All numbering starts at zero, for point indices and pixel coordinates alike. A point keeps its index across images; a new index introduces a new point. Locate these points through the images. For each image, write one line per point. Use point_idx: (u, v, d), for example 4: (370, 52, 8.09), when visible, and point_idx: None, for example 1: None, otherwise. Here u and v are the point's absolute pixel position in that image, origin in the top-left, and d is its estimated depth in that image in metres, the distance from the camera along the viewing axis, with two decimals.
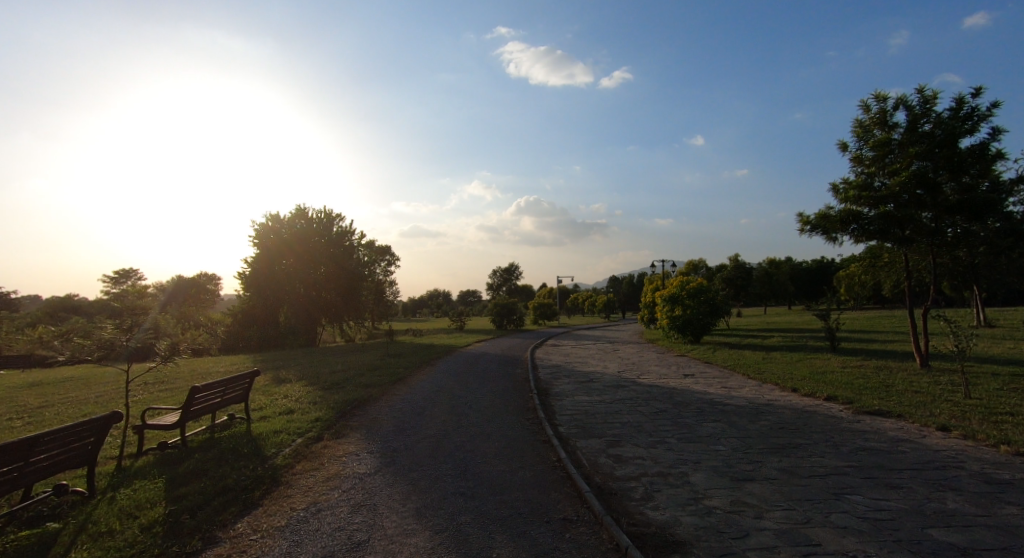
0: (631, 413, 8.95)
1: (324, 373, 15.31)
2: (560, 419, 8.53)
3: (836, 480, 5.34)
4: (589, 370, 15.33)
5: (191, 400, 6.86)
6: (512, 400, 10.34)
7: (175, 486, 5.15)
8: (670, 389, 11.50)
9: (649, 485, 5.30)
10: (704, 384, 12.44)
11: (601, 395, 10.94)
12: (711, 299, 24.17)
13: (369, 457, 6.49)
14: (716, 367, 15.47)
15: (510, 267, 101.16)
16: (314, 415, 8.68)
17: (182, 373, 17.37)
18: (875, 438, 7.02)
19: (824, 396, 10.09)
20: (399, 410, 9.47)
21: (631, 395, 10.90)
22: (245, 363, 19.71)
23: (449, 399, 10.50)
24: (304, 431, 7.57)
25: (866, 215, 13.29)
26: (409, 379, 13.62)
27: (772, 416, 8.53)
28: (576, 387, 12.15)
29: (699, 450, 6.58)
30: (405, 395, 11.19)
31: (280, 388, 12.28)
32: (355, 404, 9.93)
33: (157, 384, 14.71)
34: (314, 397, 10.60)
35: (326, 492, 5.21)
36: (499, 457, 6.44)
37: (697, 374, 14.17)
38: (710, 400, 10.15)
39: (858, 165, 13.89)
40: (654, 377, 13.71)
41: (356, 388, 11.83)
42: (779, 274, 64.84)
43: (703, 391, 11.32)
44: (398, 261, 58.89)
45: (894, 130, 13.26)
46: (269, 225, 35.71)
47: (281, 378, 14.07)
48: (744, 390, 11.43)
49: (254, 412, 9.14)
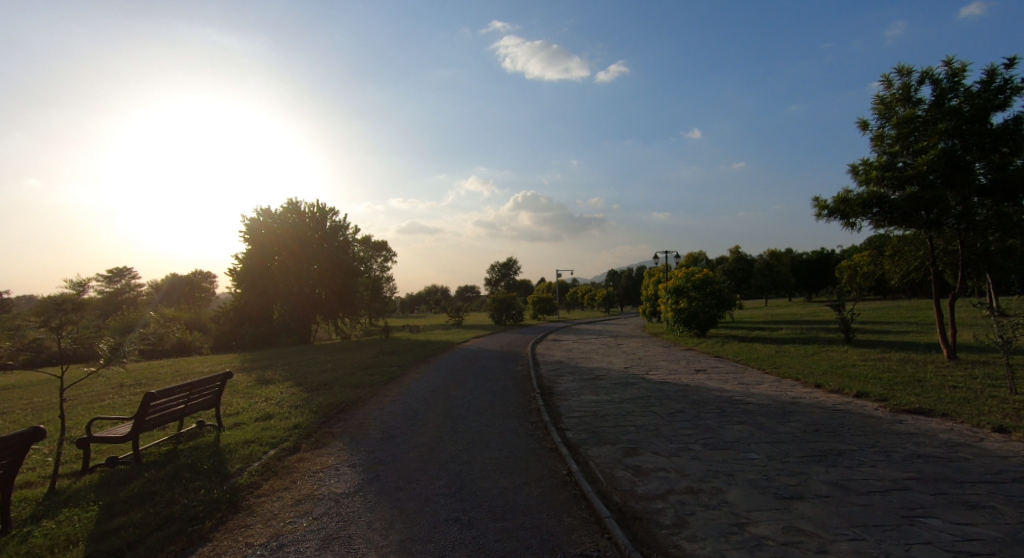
0: (645, 414, 8.08)
1: (312, 372, 14.43)
2: (567, 422, 7.66)
3: (902, 497, 4.48)
4: (595, 366, 14.47)
5: (145, 409, 5.96)
6: (514, 401, 9.47)
7: (109, 517, 4.26)
8: (683, 387, 10.66)
9: (679, 508, 4.42)
10: (719, 380, 11.58)
11: (609, 394, 10.09)
12: (717, 290, 23.39)
13: (352, 473, 5.61)
14: (728, 361, 14.66)
15: (509, 262, 100.17)
16: (293, 421, 7.80)
17: (164, 375, 16.46)
18: (929, 442, 6.17)
19: (854, 393, 9.26)
20: (389, 414, 8.59)
21: (643, 393, 10.06)
22: (232, 364, 18.82)
23: (445, 400, 9.62)
24: (279, 440, 6.69)
25: (890, 197, 12.43)
26: (403, 379, 12.76)
27: (803, 417, 7.67)
28: (582, 385, 11.30)
29: (729, 459, 5.73)
30: (397, 397, 10.31)
31: (263, 390, 11.41)
32: (341, 408, 9.07)
33: (136, 387, 13.81)
34: (297, 400, 9.73)
35: (292, 520, 4.34)
36: (501, 470, 5.57)
37: (710, 369, 13.31)
38: (729, 398, 9.31)
39: (879, 144, 13.01)
40: (664, 373, 12.85)
41: (345, 389, 10.95)
42: (781, 266, 64.23)
43: (719, 388, 10.49)
44: (395, 257, 57.99)
45: (918, 106, 12.38)
46: (259, 220, 34.53)
47: (267, 379, 13.22)
48: (765, 386, 10.57)
49: (228, 418, 8.25)
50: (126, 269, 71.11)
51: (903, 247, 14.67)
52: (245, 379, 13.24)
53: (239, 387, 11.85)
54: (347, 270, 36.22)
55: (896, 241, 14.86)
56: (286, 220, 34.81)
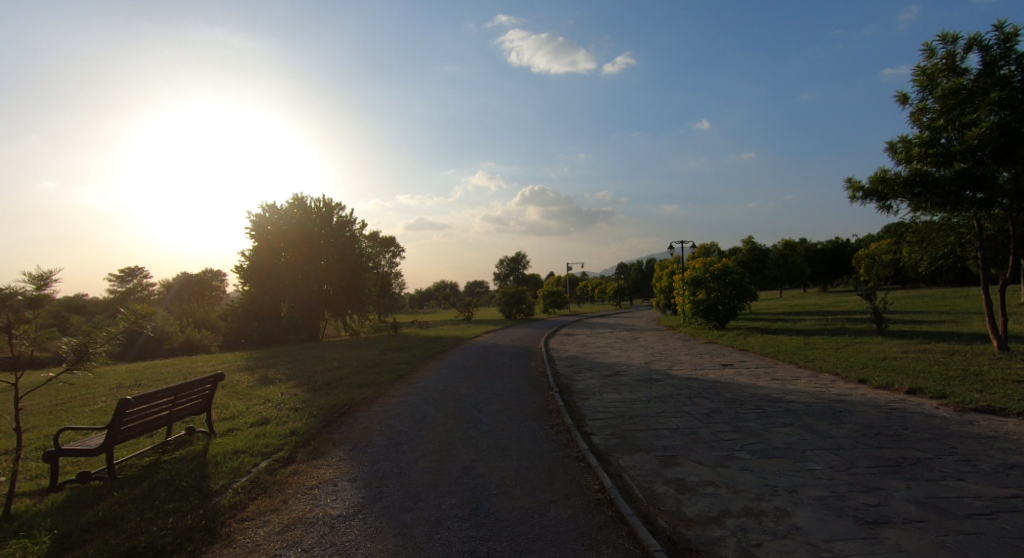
0: (677, 416, 7.31)
1: (317, 370, 13.82)
2: (592, 425, 6.91)
3: (1015, 521, 3.66)
4: (613, 362, 13.69)
5: (120, 419, 5.30)
6: (531, 402, 8.71)
7: (59, 551, 3.57)
8: (713, 384, 9.85)
9: (742, 536, 3.63)
10: (750, 376, 10.76)
11: (633, 392, 9.31)
12: (736, 281, 22.48)
13: (352, 490, 4.90)
14: (754, 355, 13.84)
15: (517, 257, 99.33)
16: (290, 427, 7.12)
17: (165, 375, 15.91)
18: (1016, 448, 5.31)
19: (906, 389, 8.38)
20: (396, 418, 7.90)
21: (669, 391, 9.28)
22: (236, 363, 18.26)
23: (456, 402, 8.89)
24: (274, 449, 6.01)
25: (936, 175, 11.43)
26: (411, 377, 12.07)
27: (857, 418, 6.82)
28: (602, 381, 10.57)
29: (787, 471, 4.94)
30: (405, 398, 9.61)
31: (264, 391, 10.79)
32: (344, 410, 8.38)
33: (136, 388, 13.35)
34: (297, 402, 9.07)
35: (278, 554, 3.63)
36: (522, 486, 4.83)
37: (737, 364, 12.48)
38: (767, 396, 8.50)
39: (920, 119, 12.02)
40: (689, 369, 12.05)
41: (349, 390, 10.30)
42: (797, 256, 62.64)
43: (753, 385, 9.67)
44: (402, 253, 57.49)
45: (965, 76, 11.39)
46: (263, 216, 34.04)
47: (269, 379, 12.60)
48: (802, 382, 9.74)
49: (221, 424, 7.60)
50: (137, 268, 71.60)
51: (931, 234, 13.48)
52: (247, 380, 12.69)
53: (239, 389, 11.25)
54: (354, 266, 35.84)
55: (924, 227, 13.65)
56: (291, 215, 34.31)
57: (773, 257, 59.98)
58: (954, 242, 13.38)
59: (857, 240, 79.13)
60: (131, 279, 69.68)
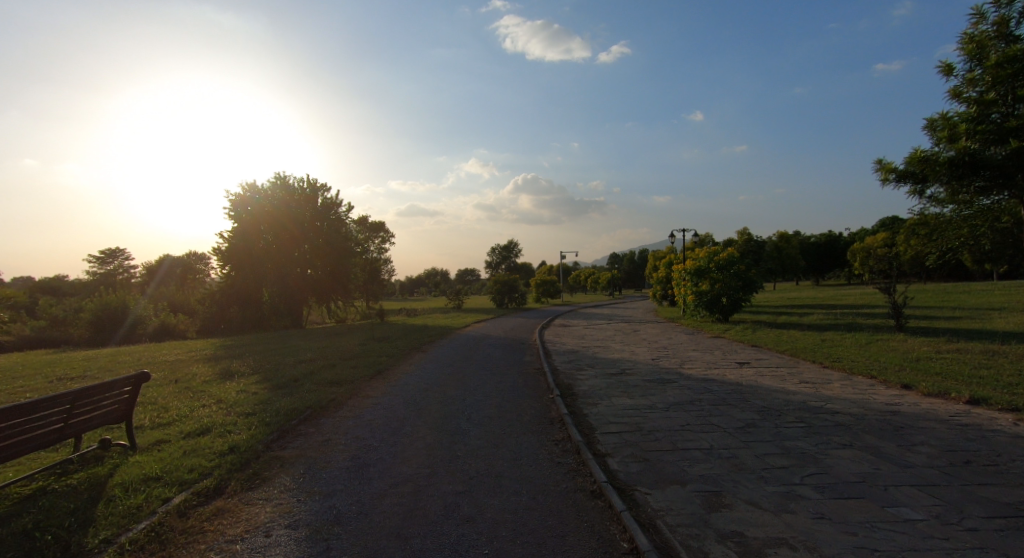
0: (707, 430, 6.03)
1: (288, 363, 12.40)
2: (605, 443, 5.61)
3: None
4: (616, 358, 12.45)
5: None
6: (528, 409, 7.41)
7: None
8: (735, 387, 8.61)
9: None
10: (774, 378, 9.50)
11: (646, 396, 8.04)
12: (742, 271, 21.28)
13: (287, 546, 3.53)
14: (771, 353, 12.65)
15: (509, 245, 97.82)
16: (232, 440, 5.74)
17: (121, 365, 14.40)
18: None
19: (965, 398, 7.19)
20: (367, 427, 6.54)
21: (688, 396, 7.99)
22: (205, 352, 16.83)
23: (440, 407, 7.55)
24: (199, 477, 4.61)
25: (984, 155, 10.14)
26: (391, 373, 10.72)
27: (927, 436, 5.58)
28: (608, 383, 9.28)
29: (879, 521, 3.65)
30: (381, 399, 8.26)
31: (219, 388, 9.36)
32: (306, 416, 7.01)
33: (83, 381, 11.86)
34: (252, 404, 7.69)
35: None
36: (524, 543, 3.49)
37: (754, 363, 11.31)
38: (804, 405, 7.24)
39: (961, 95, 10.80)
40: (702, 368, 10.81)
41: (317, 388, 8.91)
42: (792, 249, 61.90)
43: (781, 389, 8.44)
44: (393, 238, 55.91)
45: (1019, 43, 10.08)
46: (242, 195, 32.18)
47: (230, 373, 11.18)
48: (837, 386, 8.49)
49: (150, 435, 6.19)
50: (118, 249, 69.27)
51: (949, 226, 11.67)
52: (206, 373, 11.23)
53: (192, 385, 9.78)
54: (340, 250, 34.18)
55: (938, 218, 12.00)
56: (273, 195, 32.49)
57: (768, 249, 59.36)
58: (965, 234, 11.44)
59: (850, 235, 78.69)
60: (113, 261, 67.72)
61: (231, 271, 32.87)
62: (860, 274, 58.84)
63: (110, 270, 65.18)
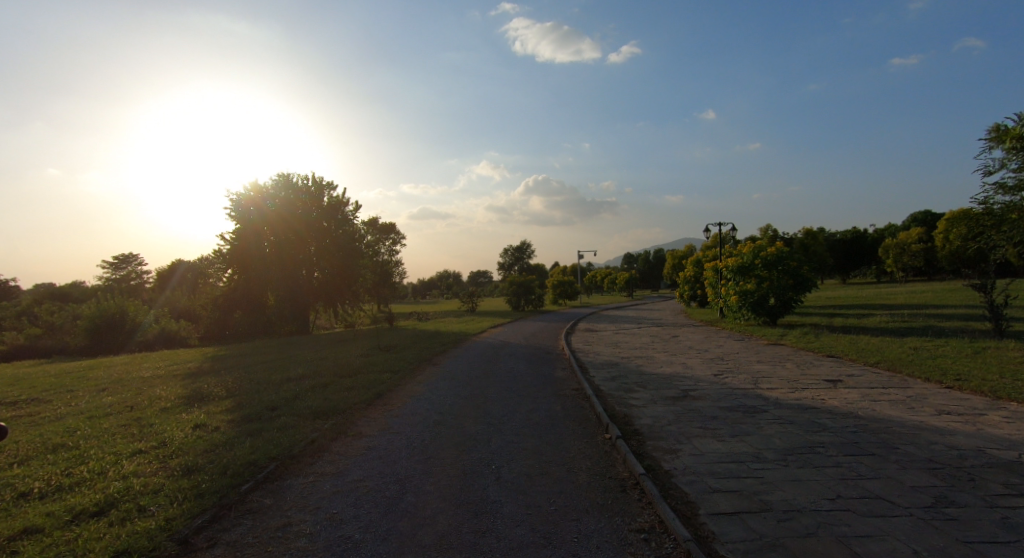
0: (887, 512, 3.76)
1: (273, 382, 10.33)
2: (733, 545, 3.38)
3: None
4: (670, 373, 10.13)
5: None
6: (582, 462, 5.19)
7: None
8: (857, 422, 6.29)
9: None
10: (896, 405, 7.15)
11: (744, 438, 5.78)
12: (792, 269, 18.87)
13: None
14: (859, 366, 10.30)
15: (523, 246, 95.69)
16: (128, 535, 3.58)
17: (87, 382, 12.41)
18: None
19: None
20: (349, 499, 4.38)
21: (801, 439, 5.68)
22: (189, 364, 14.82)
23: (456, 457, 5.37)
24: None
25: None
26: (394, 397, 8.56)
27: None
28: (677, 413, 7.01)
29: None
30: (376, 442, 6.07)
31: (173, 421, 7.26)
32: (267, 477, 4.87)
33: (30, 404, 9.90)
34: (199, 453, 5.56)
35: None
36: None
37: (848, 381, 8.97)
38: (987, 455, 4.94)
39: None
40: (786, 388, 8.50)
41: (294, 424, 6.78)
42: (819, 246, 58.90)
43: (926, 425, 6.10)
44: (403, 240, 53.99)
45: None
46: (245, 196, 30.32)
47: (197, 398, 9.06)
48: (1001, 422, 6.11)
49: (19, 518, 4.06)
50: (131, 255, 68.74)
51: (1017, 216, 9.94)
52: (173, 397, 9.20)
53: (144, 416, 7.70)
54: (347, 252, 32.27)
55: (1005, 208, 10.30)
56: (278, 196, 30.61)
57: (796, 246, 56.31)
58: None
59: (879, 230, 75.01)
60: (126, 267, 66.80)
61: (235, 275, 31.26)
62: (892, 271, 55.69)
63: (122, 277, 64.40)
